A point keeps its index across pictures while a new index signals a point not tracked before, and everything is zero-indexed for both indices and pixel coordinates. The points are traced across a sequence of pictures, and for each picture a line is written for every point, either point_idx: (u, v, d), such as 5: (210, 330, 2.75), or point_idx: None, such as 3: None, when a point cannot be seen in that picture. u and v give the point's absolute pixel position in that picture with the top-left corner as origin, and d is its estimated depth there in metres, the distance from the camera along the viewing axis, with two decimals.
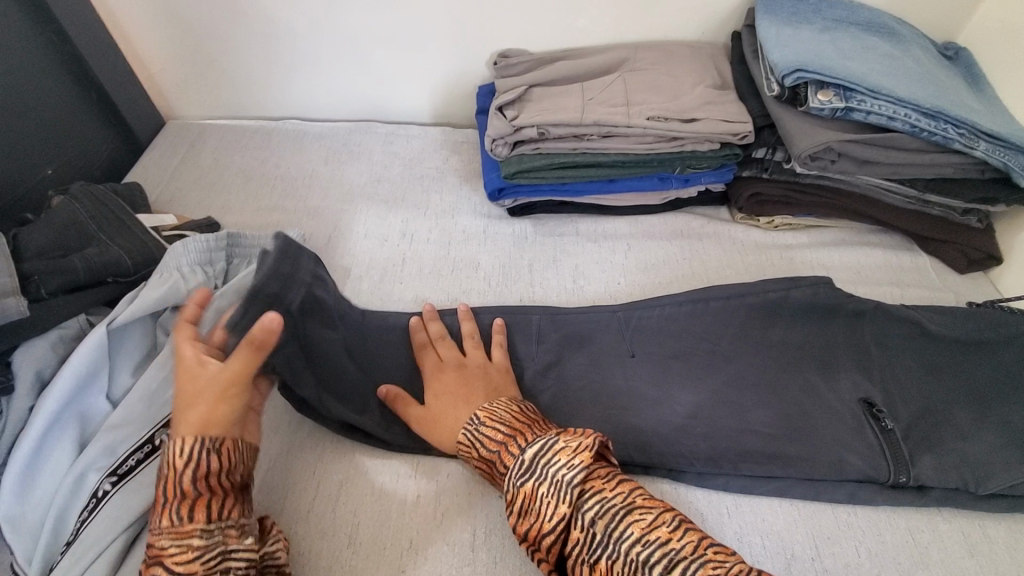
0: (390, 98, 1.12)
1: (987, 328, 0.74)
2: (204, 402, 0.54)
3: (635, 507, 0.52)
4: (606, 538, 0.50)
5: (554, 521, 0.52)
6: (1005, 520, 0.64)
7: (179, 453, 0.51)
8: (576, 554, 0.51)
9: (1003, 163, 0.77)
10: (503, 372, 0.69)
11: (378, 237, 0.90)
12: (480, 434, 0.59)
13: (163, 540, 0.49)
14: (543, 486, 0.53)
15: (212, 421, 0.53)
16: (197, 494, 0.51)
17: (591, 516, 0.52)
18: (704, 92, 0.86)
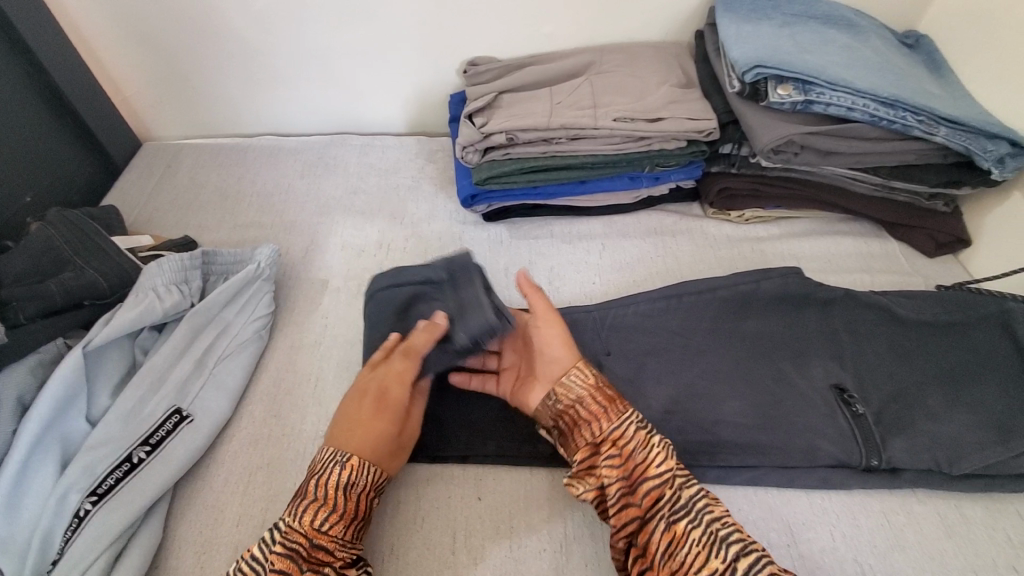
0: (365, 111, 1.13)
1: (955, 310, 0.74)
2: (394, 444, 0.61)
3: (709, 494, 0.57)
4: (697, 503, 0.54)
5: (659, 469, 0.56)
6: (979, 499, 0.65)
7: (364, 478, 0.57)
8: (670, 508, 0.54)
9: (964, 147, 0.78)
10: None
11: (354, 247, 0.91)
12: (600, 378, 0.62)
13: (337, 548, 0.54)
14: (658, 437, 0.58)
15: (389, 464, 0.61)
16: (367, 514, 0.58)
17: (684, 480, 0.56)
18: (669, 92, 0.88)
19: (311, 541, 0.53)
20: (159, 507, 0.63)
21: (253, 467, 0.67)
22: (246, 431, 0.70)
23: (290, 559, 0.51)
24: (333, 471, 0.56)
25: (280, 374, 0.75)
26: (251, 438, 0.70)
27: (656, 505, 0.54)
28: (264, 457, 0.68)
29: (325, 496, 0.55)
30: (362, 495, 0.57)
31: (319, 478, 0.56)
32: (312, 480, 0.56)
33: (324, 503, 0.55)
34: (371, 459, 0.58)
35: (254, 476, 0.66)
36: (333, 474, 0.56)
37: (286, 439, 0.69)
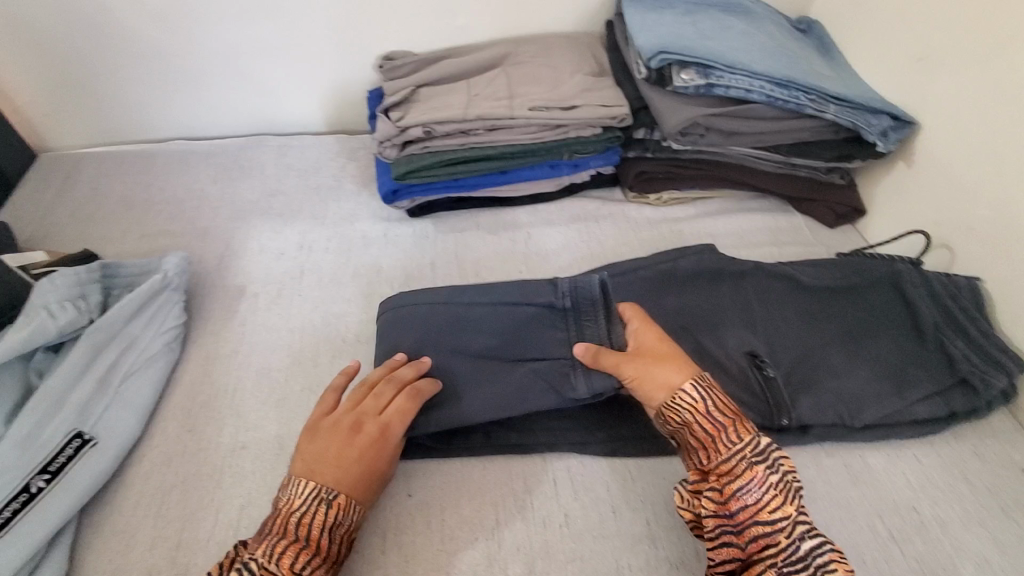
0: (281, 111, 1.09)
1: (853, 274, 0.78)
2: (377, 481, 0.58)
3: (834, 547, 0.52)
4: (812, 560, 0.51)
5: (773, 516, 0.52)
6: (882, 448, 0.69)
7: (348, 520, 0.55)
8: (776, 560, 0.51)
9: (851, 122, 0.84)
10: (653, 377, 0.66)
11: (274, 251, 0.88)
12: (713, 397, 0.58)
13: None
14: (775, 476, 0.54)
15: (370, 503, 0.58)
16: (344, 552, 0.56)
17: (802, 531, 0.52)
18: (582, 80, 0.90)
19: None
20: (63, 538, 0.59)
21: (168, 485, 0.63)
22: (160, 450, 0.66)
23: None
24: (318, 510, 0.54)
25: (195, 387, 0.71)
26: (165, 456, 0.66)
27: (762, 550, 0.52)
28: (180, 475, 0.64)
29: (308, 537, 0.53)
30: (342, 535, 0.55)
31: (302, 515, 0.54)
32: (293, 518, 0.53)
33: (307, 545, 0.53)
34: (360, 500, 0.56)
35: (168, 496, 0.63)
36: (318, 514, 0.54)
37: (202, 453, 0.66)
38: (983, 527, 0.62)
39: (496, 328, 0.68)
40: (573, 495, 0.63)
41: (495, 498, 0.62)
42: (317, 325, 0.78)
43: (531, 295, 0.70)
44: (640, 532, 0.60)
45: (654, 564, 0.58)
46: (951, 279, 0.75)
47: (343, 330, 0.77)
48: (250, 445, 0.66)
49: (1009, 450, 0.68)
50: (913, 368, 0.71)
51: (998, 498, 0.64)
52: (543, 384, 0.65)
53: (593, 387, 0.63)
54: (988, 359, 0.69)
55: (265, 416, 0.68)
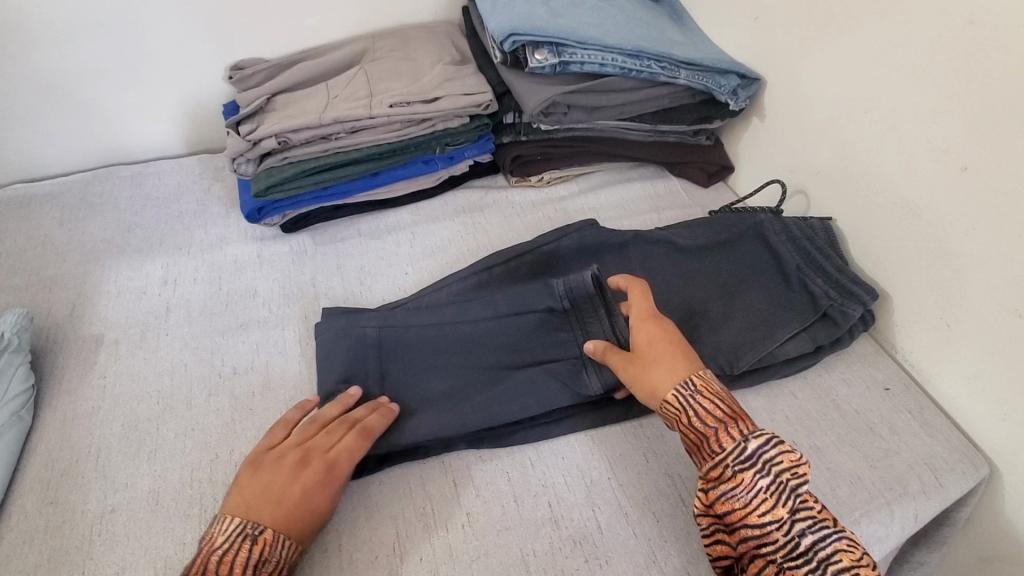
0: (129, 137, 1.00)
1: (722, 230, 0.82)
2: (312, 510, 0.55)
3: (842, 538, 0.52)
4: (813, 555, 0.51)
5: (764, 519, 0.52)
6: (762, 390, 0.73)
7: (276, 558, 0.52)
8: (772, 557, 0.52)
9: (704, 85, 0.87)
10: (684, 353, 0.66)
11: (134, 290, 0.81)
12: (696, 403, 0.58)
13: None
14: (765, 480, 0.53)
15: (304, 535, 0.54)
16: None
17: (802, 528, 0.52)
18: (442, 70, 0.88)
19: None
20: None
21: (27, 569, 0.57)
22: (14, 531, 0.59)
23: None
24: (242, 546, 0.51)
25: (53, 454, 0.65)
26: (20, 538, 0.59)
27: (756, 550, 0.52)
28: (40, 554, 0.58)
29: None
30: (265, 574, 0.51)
31: (225, 554, 0.51)
32: (215, 556, 0.51)
33: None
34: (289, 536, 0.53)
35: None
36: (242, 552, 0.51)
37: (65, 526, 0.60)
38: (853, 448, 0.67)
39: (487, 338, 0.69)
40: (474, 493, 0.62)
41: (394, 512, 0.60)
42: (189, 364, 0.72)
43: (531, 301, 0.71)
44: (542, 517, 0.61)
45: (557, 545, 0.59)
46: (808, 222, 0.80)
47: (220, 366, 0.72)
48: (123, 507, 0.61)
49: (871, 372, 0.74)
50: (782, 310, 0.75)
51: (865, 418, 0.70)
52: (523, 388, 0.65)
53: (606, 380, 0.66)
54: (844, 292, 0.75)
55: (139, 470, 0.63)
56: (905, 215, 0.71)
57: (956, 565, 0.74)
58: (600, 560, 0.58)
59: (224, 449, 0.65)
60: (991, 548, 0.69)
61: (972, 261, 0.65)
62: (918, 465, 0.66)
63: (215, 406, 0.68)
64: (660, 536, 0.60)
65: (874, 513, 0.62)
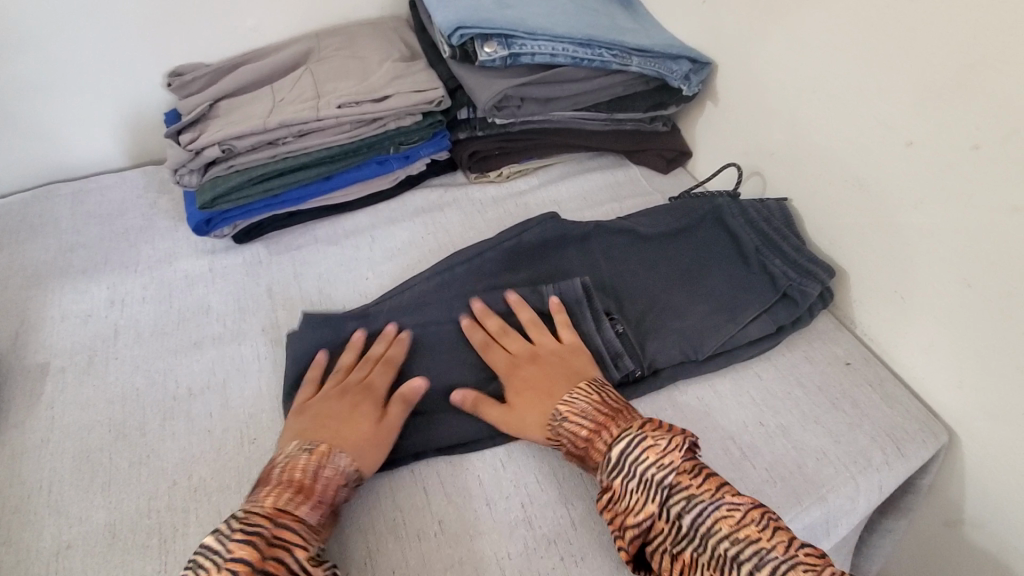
0: (67, 151, 0.94)
1: (683, 216, 0.82)
2: (364, 423, 0.61)
3: (721, 505, 0.52)
4: (694, 532, 0.52)
5: (643, 517, 0.53)
6: (729, 374, 0.73)
7: (334, 464, 0.56)
8: (663, 546, 0.53)
9: (656, 71, 0.87)
10: (576, 353, 0.68)
11: (80, 314, 0.77)
12: (565, 430, 0.61)
13: (302, 529, 0.51)
14: (631, 480, 0.55)
15: (362, 445, 0.59)
16: (329, 502, 0.55)
17: (678, 511, 0.53)
18: (391, 67, 0.86)
19: (273, 519, 0.50)
20: None
21: None
22: None
23: (252, 539, 0.49)
24: (302, 457, 0.56)
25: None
26: None
27: (651, 545, 0.54)
28: None
29: (291, 480, 0.54)
30: (326, 478, 0.55)
31: (286, 465, 0.55)
32: (278, 468, 0.55)
33: (292, 486, 0.54)
34: (342, 447, 0.58)
35: None
36: (300, 460, 0.56)
37: (17, 568, 0.56)
38: (818, 425, 0.68)
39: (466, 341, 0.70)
40: (445, 499, 0.61)
41: (363, 526, 0.59)
42: (142, 388, 0.69)
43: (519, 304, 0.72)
44: (515, 518, 0.60)
45: (532, 545, 0.58)
46: (764, 204, 0.81)
47: (175, 387, 0.69)
48: (78, 542, 0.58)
49: (832, 347, 0.75)
50: (743, 293, 0.75)
51: (828, 394, 0.71)
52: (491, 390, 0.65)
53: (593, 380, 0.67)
54: (802, 270, 0.75)
55: (95, 504, 0.60)
56: (857, 191, 0.72)
57: (923, 531, 0.76)
58: (576, 556, 0.58)
59: (182, 475, 0.62)
60: (954, 511, 0.71)
61: (920, 235, 0.66)
62: (881, 437, 0.67)
63: (171, 430, 0.66)
64: None
65: (840, 488, 0.64)
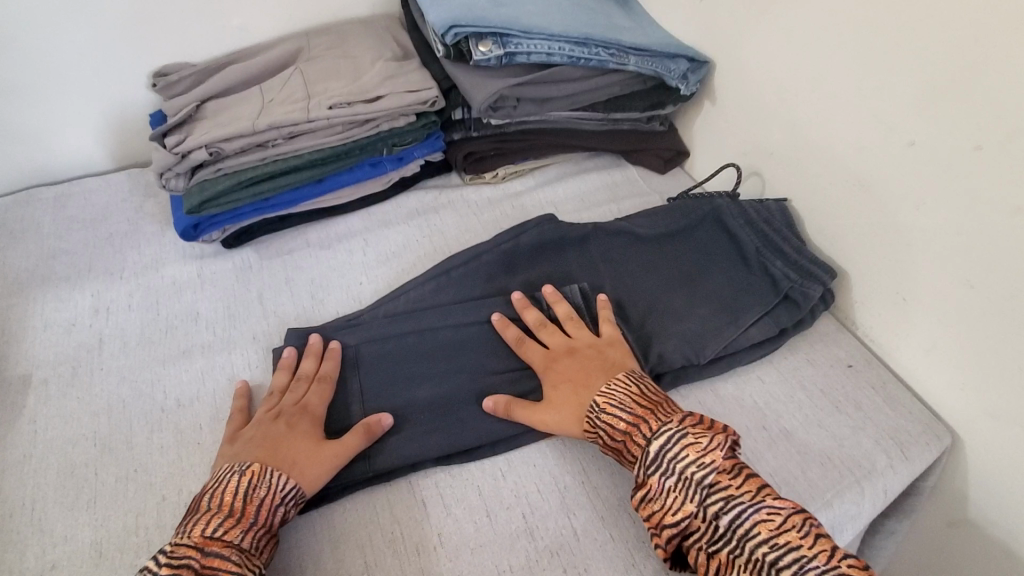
0: (50, 154, 0.92)
1: (682, 217, 0.81)
2: (298, 442, 0.58)
3: (763, 508, 0.51)
4: (732, 535, 0.51)
5: (678, 516, 0.53)
6: (730, 377, 0.72)
7: (268, 482, 0.54)
8: (697, 544, 0.52)
9: (653, 70, 0.86)
10: (614, 345, 0.67)
11: (63, 323, 0.74)
12: (602, 424, 0.59)
13: (232, 553, 0.50)
14: (670, 480, 0.54)
15: (296, 462, 0.57)
16: (264, 522, 0.53)
17: (717, 511, 0.52)
18: (383, 67, 0.84)
19: (199, 546, 0.49)
20: None
21: None
22: None
23: (179, 573, 0.48)
24: (232, 480, 0.54)
25: None
26: None
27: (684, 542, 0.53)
28: None
29: (220, 504, 0.52)
30: (256, 499, 0.53)
31: (217, 489, 0.53)
32: (207, 493, 0.54)
33: (220, 510, 0.52)
34: (277, 465, 0.56)
35: None
36: (231, 483, 0.54)
37: None
38: (822, 428, 0.67)
39: (463, 348, 0.68)
40: (444, 511, 0.60)
41: (360, 540, 0.57)
42: (128, 399, 0.67)
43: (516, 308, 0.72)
44: (516, 529, 0.59)
45: (534, 557, 0.57)
46: (764, 204, 0.80)
47: (164, 398, 0.67)
48: (64, 562, 0.56)
49: (834, 349, 0.75)
50: (744, 295, 0.74)
51: (831, 397, 0.70)
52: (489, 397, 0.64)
53: None
54: (803, 272, 0.75)
55: (80, 521, 0.58)
56: (859, 191, 0.71)
57: (926, 532, 0.76)
58: (579, 568, 0.56)
59: (172, 489, 0.60)
60: (958, 513, 0.71)
61: (923, 235, 0.66)
62: (884, 439, 0.67)
63: (159, 443, 0.64)
64: (637, 536, 0.59)
65: (845, 492, 0.63)
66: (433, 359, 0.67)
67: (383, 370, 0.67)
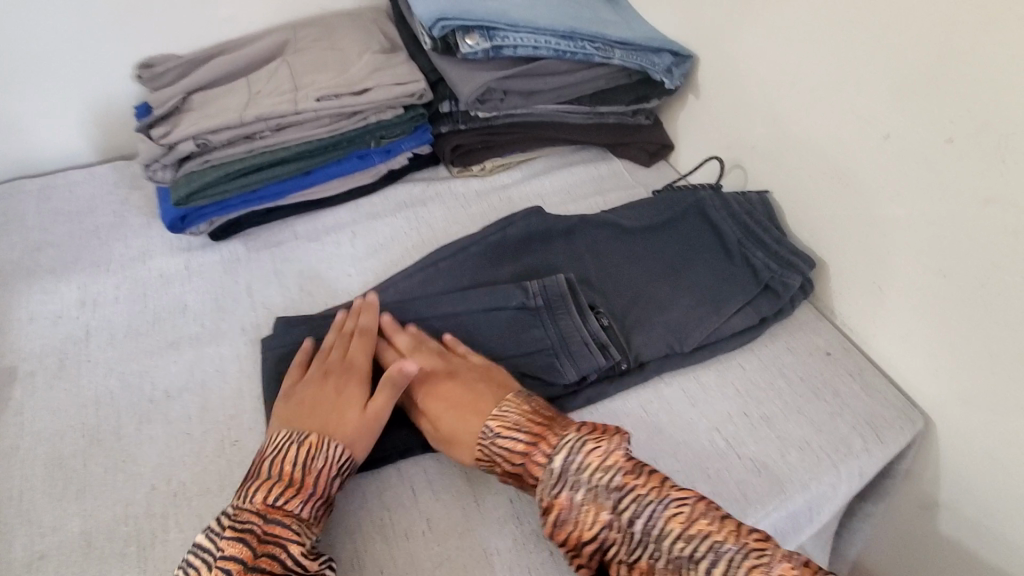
0: (32, 146, 0.91)
1: (666, 209, 0.82)
2: (352, 406, 0.60)
3: (669, 501, 0.52)
4: (647, 538, 0.51)
5: (594, 529, 0.52)
6: (712, 365, 0.74)
7: (326, 452, 0.55)
8: (618, 556, 0.52)
9: (638, 64, 0.87)
10: (489, 367, 0.66)
11: (49, 315, 0.74)
12: (498, 450, 0.58)
13: (293, 524, 0.51)
14: (579, 494, 0.53)
15: (351, 427, 0.58)
16: (323, 493, 0.54)
17: (630, 516, 0.52)
18: (371, 59, 0.84)
19: (260, 516, 0.50)
20: None
21: None
22: None
23: (243, 541, 0.49)
24: (290, 448, 0.55)
25: None
26: None
27: (606, 556, 0.53)
28: None
29: (278, 474, 0.53)
30: (315, 468, 0.54)
31: (275, 458, 0.54)
32: (264, 462, 0.54)
33: (279, 480, 0.53)
34: (333, 433, 0.57)
35: None
36: (290, 451, 0.54)
37: None
38: (800, 414, 0.69)
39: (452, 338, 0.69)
40: (433, 496, 0.61)
41: (350, 526, 0.58)
42: (116, 390, 0.67)
43: (503, 298, 0.71)
44: (504, 514, 0.60)
45: (521, 541, 0.58)
46: (746, 196, 0.82)
47: (152, 390, 0.67)
48: (53, 551, 0.56)
49: (812, 337, 0.77)
50: (726, 285, 0.76)
51: (810, 384, 0.72)
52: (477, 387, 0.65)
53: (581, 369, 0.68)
54: (784, 262, 0.76)
55: (69, 512, 0.58)
56: (837, 183, 0.73)
57: (901, 514, 0.78)
58: None
59: (161, 480, 0.61)
60: (931, 495, 0.73)
61: (897, 225, 0.68)
62: (858, 424, 0.69)
63: (148, 434, 0.64)
64: None
65: (822, 476, 0.65)
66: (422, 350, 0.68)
67: (374, 360, 0.67)
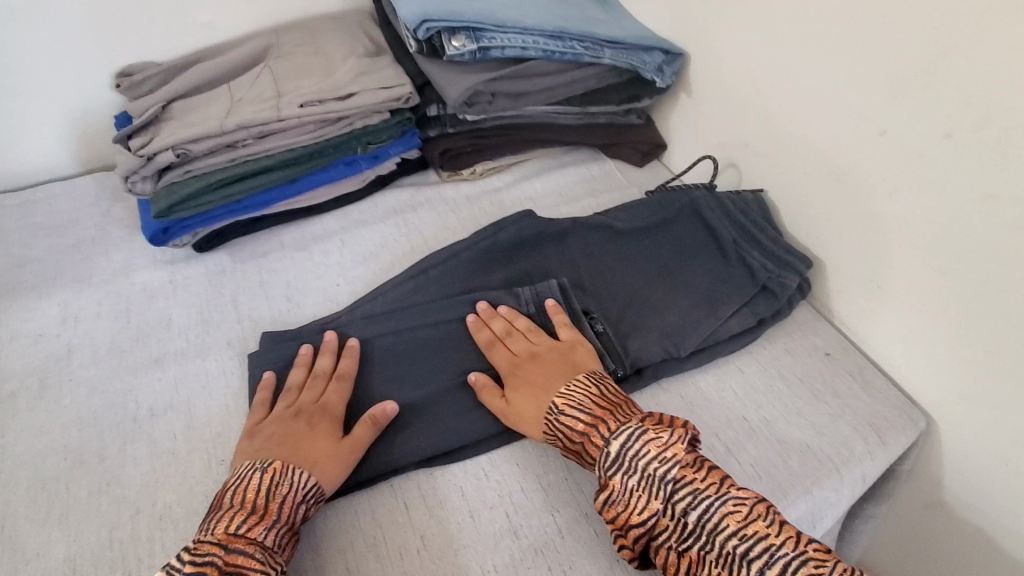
0: (11, 159, 0.88)
1: (660, 210, 0.81)
2: (320, 442, 0.58)
3: (729, 499, 0.52)
4: (700, 531, 0.51)
5: (645, 515, 0.53)
6: (711, 369, 0.72)
7: (292, 479, 0.54)
8: (666, 543, 0.52)
9: (629, 63, 0.85)
10: (574, 347, 0.66)
11: (29, 333, 0.72)
12: (560, 426, 0.59)
13: (258, 552, 0.49)
14: (633, 480, 0.53)
15: (318, 460, 0.57)
16: (286, 520, 0.52)
17: (684, 507, 0.52)
18: (356, 63, 0.82)
19: (222, 545, 0.49)
20: None
21: None
22: None
23: (204, 571, 0.47)
24: (254, 477, 0.53)
25: None
26: None
27: (652, 542, 0.53)
28: None
29: (241, 502, 0.52)
30: (279, 496, 0.53)
31: (239, 486, 0.53)
32: (228, 491, 0.53)
33: (242, 508, 0.51)
34: (300, 462, 0.55)
35: None
36: (253, 480, 0.53)
37: None
38: (801, 417, 0.68)
39: (444, 349, 0.68)
40: (427, 513, 0.59)
41: (342, 546, 0.57)
42: (99, 410, 0.65)
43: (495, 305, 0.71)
44: (500, 529, 0.58)
45: (518, 557, 0.57)
46: (741, 196, 0.80)
47: (137, 408, 0.66)
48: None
49: (811, 338, 0.76)
50: (722, 287, 0.75)
51: (810, 385, 0.71)
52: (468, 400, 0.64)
53: None
54: (780, 262, 0.75)
55: (51, 538, 0.57)
56: (833, 181, 0.72)
57: (905, 515, 0.77)
58: (563, 565, 0.56)
59: (146, 502, 0.59)
60: (935, 495, 0.72)
61: (896, 223, 0.66)
62: (860, 426, 0.68)
63: (133, 454, 0.62)
64: None
65: (824, 480, 0.64)
66: (413, 361, 0.67)
67: (364, 373, 0.66)
